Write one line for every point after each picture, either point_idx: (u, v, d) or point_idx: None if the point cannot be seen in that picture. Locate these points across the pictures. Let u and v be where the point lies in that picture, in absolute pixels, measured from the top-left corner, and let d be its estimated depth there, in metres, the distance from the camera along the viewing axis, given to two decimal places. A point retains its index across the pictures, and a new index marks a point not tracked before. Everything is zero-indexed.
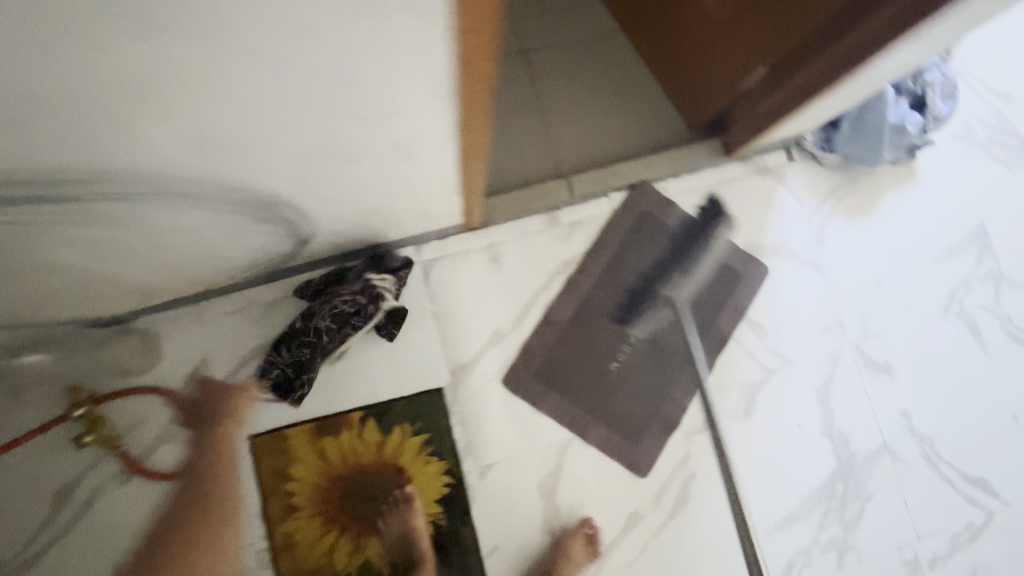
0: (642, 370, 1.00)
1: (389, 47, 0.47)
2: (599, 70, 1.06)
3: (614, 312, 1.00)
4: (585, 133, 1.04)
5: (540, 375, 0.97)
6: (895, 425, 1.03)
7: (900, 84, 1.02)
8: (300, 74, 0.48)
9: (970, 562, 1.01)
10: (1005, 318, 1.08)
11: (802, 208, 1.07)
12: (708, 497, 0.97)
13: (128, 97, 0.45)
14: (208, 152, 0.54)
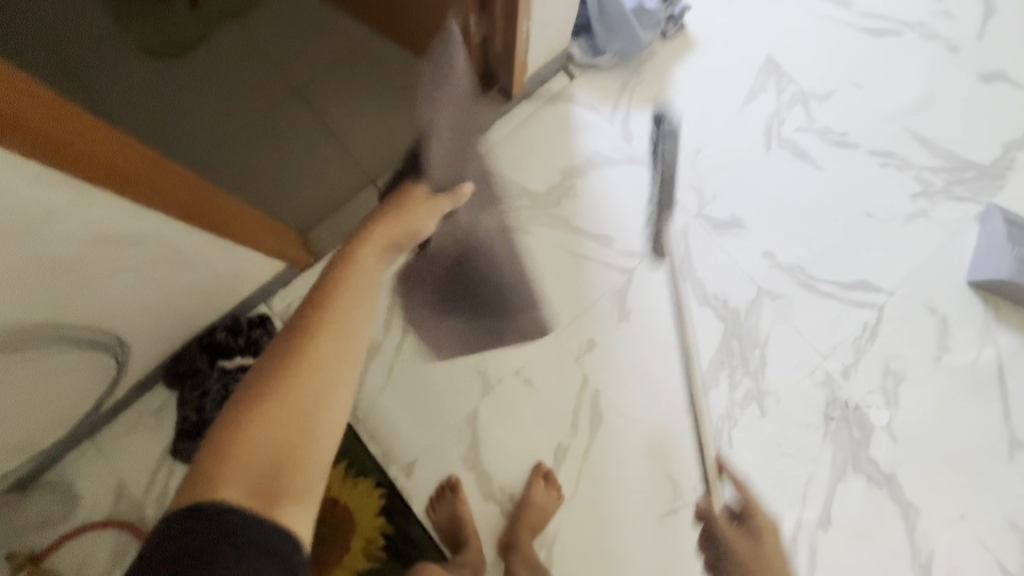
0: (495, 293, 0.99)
1: (35, 202, 0.54)
2: (358, 65, 1.13)
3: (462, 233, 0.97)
4: (378, 134, 1.11)
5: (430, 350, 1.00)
6: (763, 267, 1.08)
7: None
8: (30, 244, 0.57)
9: (878, 358, 1.06)
10: (823, 129, 1.13)
11: (600, 115, 1.11)
12: (618, 405, 1.03)
13: (20, 292, 0.60)
14: (48, 316, 0.66)
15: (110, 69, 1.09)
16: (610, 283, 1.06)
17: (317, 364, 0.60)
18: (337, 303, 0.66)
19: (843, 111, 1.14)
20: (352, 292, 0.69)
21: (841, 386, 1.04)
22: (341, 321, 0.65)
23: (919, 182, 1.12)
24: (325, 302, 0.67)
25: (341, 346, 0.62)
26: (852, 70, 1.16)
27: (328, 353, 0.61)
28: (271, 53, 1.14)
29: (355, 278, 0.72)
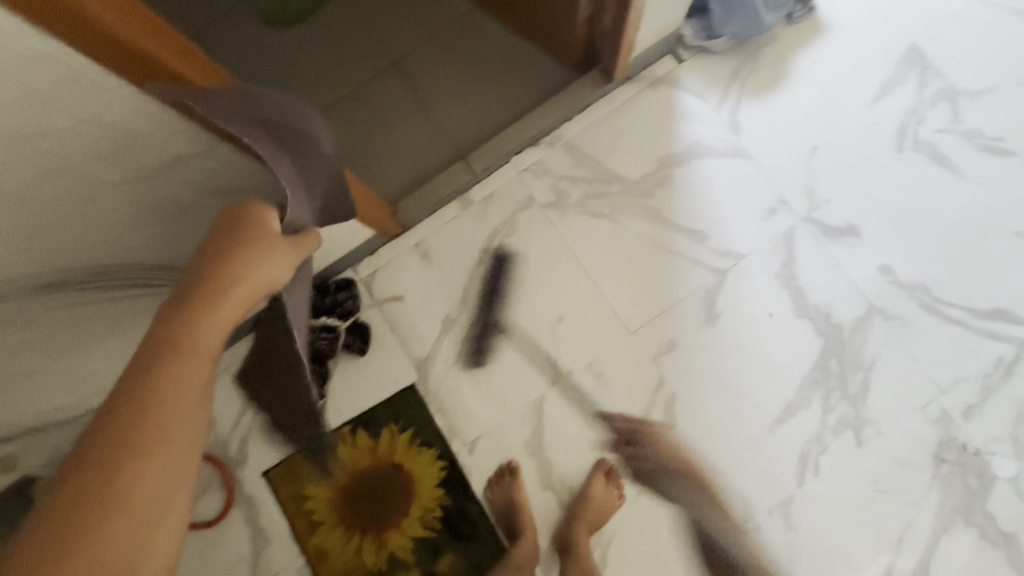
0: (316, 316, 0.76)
1: (157, 143, 0.56)
2: (459, 39, 1.13)
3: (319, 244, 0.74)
4: (473, 111, 1.10)
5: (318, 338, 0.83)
6: (878, 283, 0.96)
7: None
8: (148, 178, 0.60)
9: (1010, 400, 0.92)
10: (972, 133, 0.99)
11: (706, 103, 1.04)
12: (694, 413, 0.97)
13: (132, 221, 0.63)
14: (160, 251, 0.70)
15: (237, 40, 1.19)
16: (698, 283, 1.00)
17: (119, 521, 0.37)
18: (153, 419, 0.40)
19: (1001, 112, 0.99)
20: (178, 395, 0.42)
21: (960, 427, 0.92)
22: (164, 426, 0.41)
23: None
24: (134, 418, 0.40)
25: (169, 473, 0.40)
26: (1018, 65, 1.00)
27: (141, 493, 0.38)
28: (376, 24, 1.16)
29: (178, 368, 0.43)
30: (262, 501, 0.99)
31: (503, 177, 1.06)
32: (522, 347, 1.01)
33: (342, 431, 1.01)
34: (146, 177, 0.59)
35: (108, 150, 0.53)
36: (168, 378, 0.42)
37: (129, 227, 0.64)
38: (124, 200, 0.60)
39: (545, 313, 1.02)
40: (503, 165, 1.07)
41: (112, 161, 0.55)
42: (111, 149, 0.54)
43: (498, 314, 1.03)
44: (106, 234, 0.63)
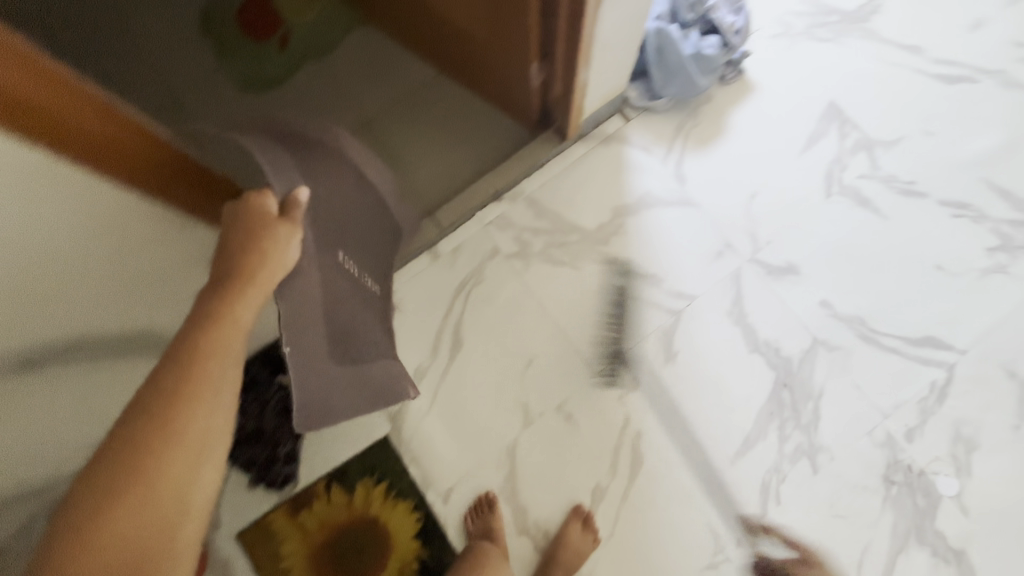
0: (352, 298, 0.81)
1: (123, 213, 0.55)
2: (425, 101, 1.20)
3: (340, 230, 0.80)
4: (440, 169, 1.16)
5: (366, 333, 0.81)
6: (819, 317, 1.04)
7: (681, 21, 1.08)
8: (116, 253, 0.58)
9: (946, 421, 0.99)
10: (889, 178, 1.10)
11: (653, 156, 1.13)
12: (660, 449, 1.01)
13: (93, 302, 0.60)
14: (111, 325, 0.67)
15: (211, 108, 1.21)
16: (656, 323, 1.06)
17: (180, 450, 0.47)
18: (200, 375, 0.49)
19: (910, 158, 1.10)
20: (221, 359, 0.50)
21: (904, 448, 0.98)
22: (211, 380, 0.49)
23: (997, 236, 1.06)
24: (185, 374, 0.48)
25: (215, 419, 0.50)
26: (923, 117, 1.12)
27: (192, 431, 0.48)
28: (349, 87, 1.22)
29: (219, 337, 0.50)
30: (234, 565, 0.98)
31: (469, 231, 1.12)
32: (497, 388, 1.04)
33: (316, 488, 1.01)
34: (115, 253, 0.58)
35: (78, 233, 0.52)
36: (213, 344, 0.50)
37: (88, 309, 0.61)
38: (93, 282, 0.58)
39: (513, 360, 1.06)
40: (469, 220, 1.13)
41: (85, 242, 0.53)
42: (82, 230, 0.52)
43: (469, 363, 1.06)
44: (68, 321, 0.59)
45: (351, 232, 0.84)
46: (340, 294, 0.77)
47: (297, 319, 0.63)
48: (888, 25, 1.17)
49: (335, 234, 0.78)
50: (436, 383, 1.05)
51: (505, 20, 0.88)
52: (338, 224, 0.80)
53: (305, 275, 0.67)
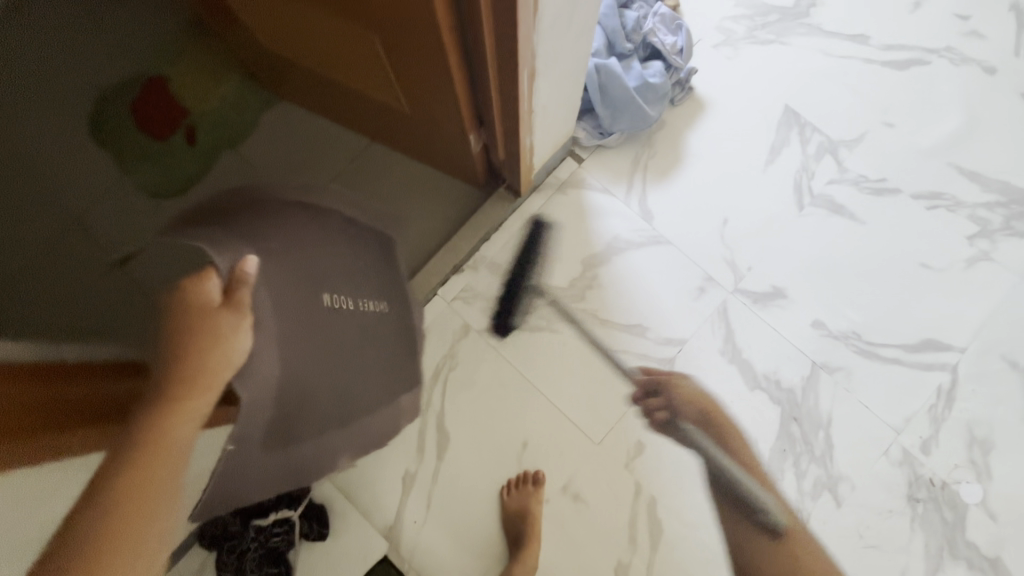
0: (341, 338, 0.76)
1: None
2: (362, 176, 1.08)
3: (316, 273, 0.74)
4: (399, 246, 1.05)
5: (342, 385, 0.78)
6: (814, 339, 0.99)
7: (617, 53, 1.00)
8: None
9: (959, 424, 0.96)
10: (858, 179, 1.05)
11: (614, 196, 1.06)
12: (676, 511, 0.95)
13: None
14: None
15: (120, 228, 1.06)
16: (650, 377, 0.99)
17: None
18: (129, 499, 0.45)
19: (877, 154, 1.06)
20: (153, 478, 0.47)
21: (923, 462, 0.95)
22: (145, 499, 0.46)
23: (975, 222, 1.02)
24: (112, 497, 0.45)
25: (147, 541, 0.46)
26: (881, 109, 1.08)
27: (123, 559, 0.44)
28: (271, 171, 1.09)
29: (158, 457, 0.48)
30: None
31: (433, 310, 1.03)
32: (497, 467, 0.97)
33: None
34: None
35: None
36: (147, 461, 0.47)
37: None
38: None
39: (507, 443, 0.98)
40: (431, 298, 1.04)
41: None
42: None
43: (460, 456, 0.98)
44: None
45: (328, 267, 0.77)
46: (325, 338, 0.73)
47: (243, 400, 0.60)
48: (831, 16, 1.12)
49: (310, 280, 0.72)
50: (429, 487, 0.96)
51: (433, 95, 0.78)
52: (308, 266, 0.74)
53: (269, 355, 0.64)
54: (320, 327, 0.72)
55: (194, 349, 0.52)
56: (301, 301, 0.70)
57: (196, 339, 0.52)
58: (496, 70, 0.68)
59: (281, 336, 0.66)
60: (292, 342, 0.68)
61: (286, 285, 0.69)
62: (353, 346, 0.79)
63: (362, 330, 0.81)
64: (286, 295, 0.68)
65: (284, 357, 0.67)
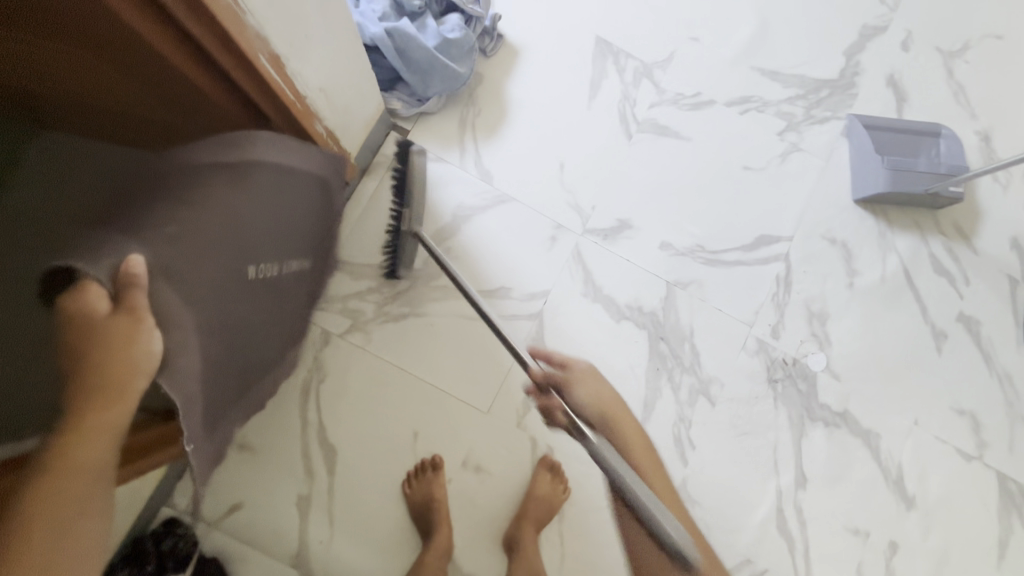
0: (260, 300, 0.73)
1: None
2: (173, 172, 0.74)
3: (242, 243, 0.67)
4: (298, 224, 0.77)
5: (256, 354, 0.76)
6: (664, 260, 1.04)
7: (408, 11, 0.96)
8: None
9: (799, 304, 1.06)
10: (675, 97, 1.08)
11: (449, 163, 1.02)
12: (574, 453, 0.98)
13: None
14: None
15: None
16: (522, 335, 1.00)
17: (43, 535, 0.45)
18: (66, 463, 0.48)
19: (688, 70, 1.10)
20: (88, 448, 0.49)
21: (775, 346, 1.04)
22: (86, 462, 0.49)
23: (781, 118, 1.10)
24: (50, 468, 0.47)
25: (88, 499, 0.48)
26: (683, 25, 1.11)
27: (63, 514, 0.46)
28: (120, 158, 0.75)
29: (91, 432, 0.50)
30: None
31: None
32: (393, 464, 0.95)
33: None
34: None
35: None
36: (84, 440, 0.49)
37: None
38: None
39: (397, 437, 0.96)
40: None
41: None
42: None
43: (352, 464, 0.94)
44: None
45: (258, 232, 0.69)
46: (245, 314, 0.70)
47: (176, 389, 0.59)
48: None
49: (238, 251, 0.66)
50: (327, 504, 0.93)
51: (187, 102, 0.64)
52: (233, 233, 0.65)
53: (191, 348, 0.60)
54: (237, 313, 0.68)
55: (102, 344, 0.52)
56: (220, 285, 0.64)
57: (103, 337, 0.52)
58: (232, 63, 0.61)
59: (195, 332, 0.61)
60: (212, 331, 0.64)
61: (205, 278, 0.62)
62: (269, 315, 0.76)
63: (283, 293, 0.77)
64: (207, 285, 0.62)
65: (206, 348, 0.63)
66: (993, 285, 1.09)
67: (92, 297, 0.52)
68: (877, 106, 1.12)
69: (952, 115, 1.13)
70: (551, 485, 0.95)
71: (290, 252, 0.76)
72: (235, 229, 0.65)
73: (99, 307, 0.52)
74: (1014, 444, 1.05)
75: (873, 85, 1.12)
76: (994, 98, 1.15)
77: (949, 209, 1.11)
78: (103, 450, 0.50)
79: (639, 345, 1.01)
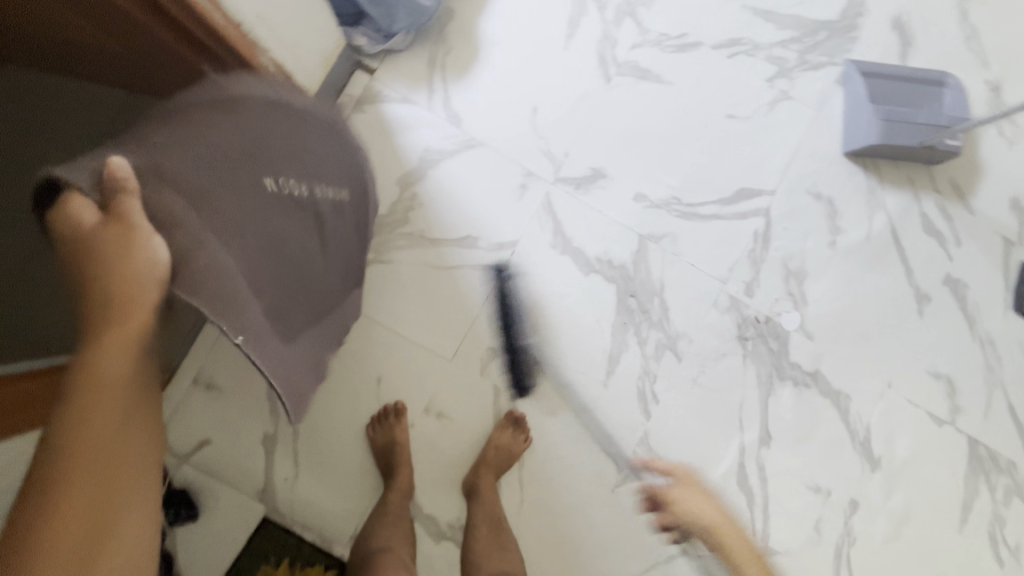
0: (293, 220, 0.63)
1: None
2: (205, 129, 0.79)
3: (251, 149, 0.59)
4: (323, 143, 0.70)
5: (307, 282, 0.69)
6: (638, 213, 1.00)
7: None
8: None
9: (776, 261, 1.02)
10: (660, 38, 1.02)
11: (417, 105, 0.98)
12: (536, 404, 0.98)
13: None
14: None
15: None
16: (488, 285, 0.99)
17: (84, 464, 0.45)
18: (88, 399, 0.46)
19: (674, 10, 1.03)
20: (102, 378, 0.47)
21: (748, 304, 1.02)
22: (106, 391, 0.47)
23: (773, 63, 1.03)
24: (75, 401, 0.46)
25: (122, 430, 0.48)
26: None
27: (97, 447, 0.46)
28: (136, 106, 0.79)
29: (98, 363, 0.47)
30: None
31: None
32: (357, 409, 0.96)
33: None
34: None
35: None
36: (94, 367, 0.47)
37: None
38: None
39: (362, 381, 0.97)
40: None
41: None
42: None
43: (317, 406, 0.96)
44: None
45: (267, 137, 0.62)
46: (276, 230, 0.61)
47: (223, 307, 0.51)
48: None
49: (250, 162, 0.59)
50: (292, 444, 0.95)
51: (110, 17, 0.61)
52: (239, 143, 0.59)
53: (213, 248, 0.52)
54: (265, 227, 0.59)
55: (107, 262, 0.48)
56: (238, 193, 0.57)
57: (106, 256, 0.48)
58: None
59: (218, 241, 0.53)
60: (242, 240, 0.56)
61: (220, 185, 0.55)
62: (310, 240, 0.68)
63: (325, 223, 0.70)
64: (220, 195, 0.55)
65: (237, 260, 0.54)
66: (985, 247, 1.04)
67: (84, 212, 0.49)
68: (878, 52, 1.04)
69: (961, 63, 1.04)
70: (514, 439, 0.95)
71: (319, 173, 0.68)
72: (248, 141, 0.60)
73: (100, 230, 0.48)
74: (989, 410, 1.03)
75: (876, 28, 1.04)
76: (1009, 44, 1.06)
77: (946, 165, 1.05)
78: (122, 364, 0.48)
79: (607, 298, 1.00)
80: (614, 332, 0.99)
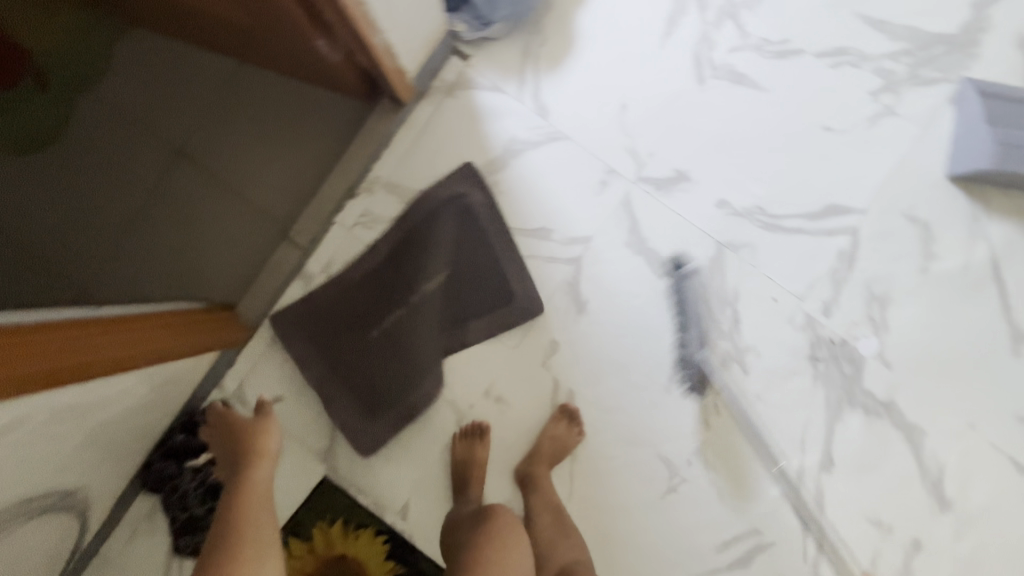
0: (399, 346, 0.98)
1: None
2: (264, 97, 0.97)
3: (357, 316, 0.98)
4: (431, 246, 0.98)
5: (407, 372, 0.98)
6: (718, 219, 0.99)
7: None
8: None
9: (860, 283, 0.98)
10: (760, 42, 0.99)
11: (507, 94, 1.00)
12: (594, 400, 0.99)
13: None
14: None
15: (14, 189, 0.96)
16: (558, 278, 0.99)
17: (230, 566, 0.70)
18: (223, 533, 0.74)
19: (777, 15, 1.00)
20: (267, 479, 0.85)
21: (824, 324, 0.98)
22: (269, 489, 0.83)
23: (880, 76, 0.98)
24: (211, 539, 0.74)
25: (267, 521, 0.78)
26: None
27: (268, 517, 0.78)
28: (245, 91, 0.97)
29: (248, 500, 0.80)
30: None
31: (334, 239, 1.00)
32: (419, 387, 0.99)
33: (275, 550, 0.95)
34: None
35: None
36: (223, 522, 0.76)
37: None
38: None
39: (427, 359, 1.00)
40: (327, 230, 0.99)
41: None
42: None
43: None
44: None
45: (369, 297, 0.98)
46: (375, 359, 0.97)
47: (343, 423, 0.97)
48: None
49: (360, 319, 0.98)
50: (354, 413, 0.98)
51: None
52: (354, 311, 0.98)
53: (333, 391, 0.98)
54: (376, 358, 0.97)
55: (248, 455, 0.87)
56: (364, 334, 0.98)
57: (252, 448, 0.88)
58: None
59: (350, 379, 0.98)
60: (365, 366, 0.98)
61: (364, 336, 0.98)
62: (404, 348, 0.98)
63: (417, 320, 0.98)
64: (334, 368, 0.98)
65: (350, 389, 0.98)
66: None
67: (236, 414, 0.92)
68: (998, 72, 0.97)
69: None
70: (567, 430, 0.96)
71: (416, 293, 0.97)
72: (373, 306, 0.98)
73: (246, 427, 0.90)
74: None
75: (999, 46, 0.98)
76: None
77: None
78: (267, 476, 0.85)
79: (677, 302, 0.98)
80: (680, 337, 0.98)
